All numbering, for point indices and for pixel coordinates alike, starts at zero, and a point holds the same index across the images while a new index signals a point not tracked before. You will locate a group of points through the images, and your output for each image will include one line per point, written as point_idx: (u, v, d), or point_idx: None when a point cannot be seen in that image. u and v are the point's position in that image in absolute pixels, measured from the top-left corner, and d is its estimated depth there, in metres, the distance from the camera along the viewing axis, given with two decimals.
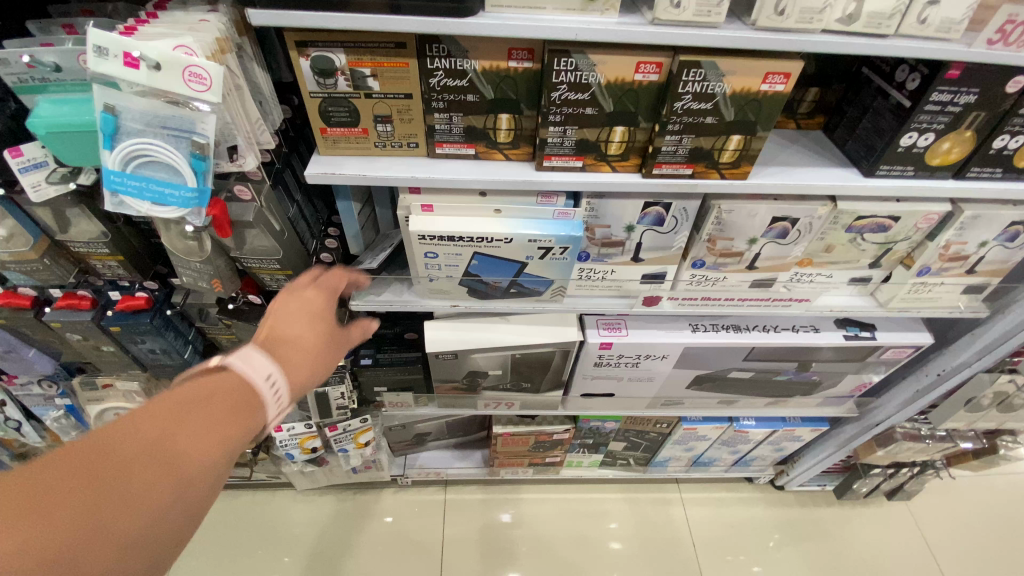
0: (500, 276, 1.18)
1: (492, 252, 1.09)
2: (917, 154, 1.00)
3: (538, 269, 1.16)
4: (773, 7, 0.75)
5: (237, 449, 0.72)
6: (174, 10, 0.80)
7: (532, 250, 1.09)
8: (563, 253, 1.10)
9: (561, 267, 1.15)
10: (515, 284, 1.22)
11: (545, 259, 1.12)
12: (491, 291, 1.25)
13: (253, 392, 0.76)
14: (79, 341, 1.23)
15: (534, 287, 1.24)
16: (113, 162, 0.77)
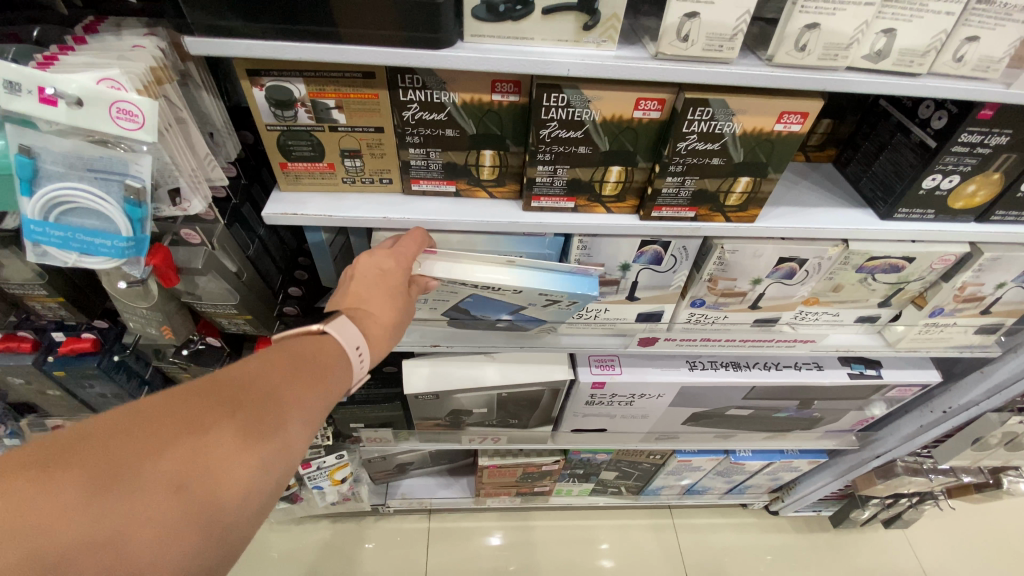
0: (491, 310, 1.08)
1: (491, 294, 0.98)
2: (939, 197, 0.92)
3: (533, 311, 1.06)
4: (792, 43, 0.66)
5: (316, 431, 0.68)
6: (105, 35, 0.70)
7: (538, 298, 0.98)
8: (569, 303, 0.99)
9: (556, 310, 1.05)
10: (504, 319, 1.12)
11: (546, 305, 1.02)
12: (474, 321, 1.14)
13: (342, 362, 0.73)
14: (22, 386, 1.11)
15: (523, 322, 1.14)
16: (32, 210, 0.66)
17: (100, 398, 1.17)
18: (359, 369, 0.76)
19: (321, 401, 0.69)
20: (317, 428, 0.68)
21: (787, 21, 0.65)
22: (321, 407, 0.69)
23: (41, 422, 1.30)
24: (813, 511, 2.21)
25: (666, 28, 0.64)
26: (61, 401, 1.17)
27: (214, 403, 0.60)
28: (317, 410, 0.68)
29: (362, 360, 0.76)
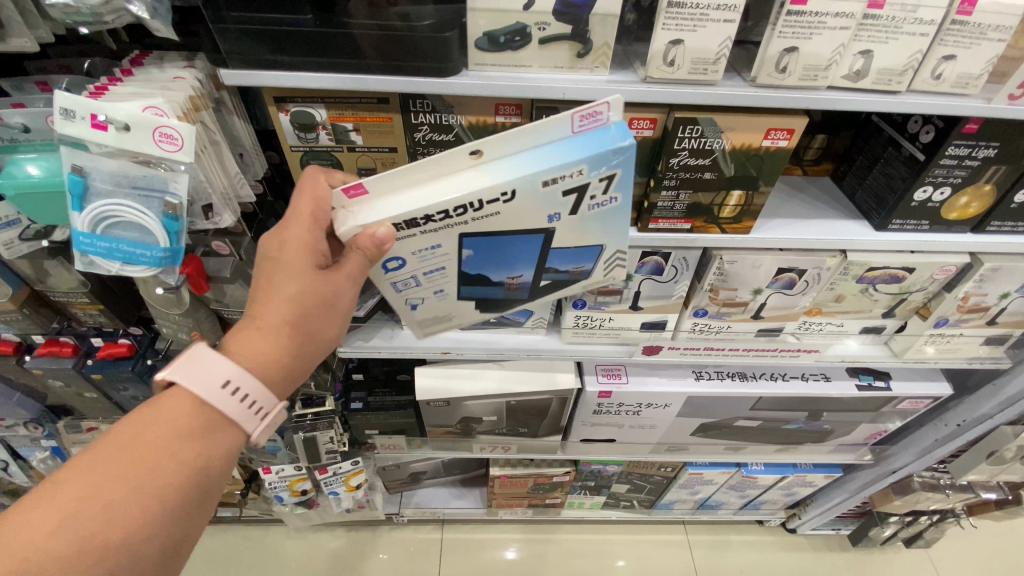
0: (519, 269, 0.86)
1: (498, 227, 0.75)
2: (932, 209, 0.95)
3: (580, 244, 0.81)
4: (773, 65, 0.71)
5: (203, 481, 0.70)
6: (150, 68, 0.79)
7: (563, 201, 0.73)
8: (606, 196, 0.73)
9: (614, 227, 0.79)
10: (546, 279, 0.89)
11: (591, 216, 0.77)
12: (515, 297, 0.94)
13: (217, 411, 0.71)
14: (61, 388, 1.18)
15: (580, 277, 0.89)
16: (82, 223, 0.74)
17: (132, 400, 1.24)
18: (246, 407, 0.71)
19: (199, 455, 0.69)
20: (201, 478, 0.69)
21: (766, 45, 0.70)
22: (200, 464, 0.69)
23: (77, 424, 1.38)
24: (831, 529, 2.16)
25: (653, 54, 0.70)
26: (97, 404, 1.24)
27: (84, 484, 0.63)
28: (198, 463, 0.69)
29: (253, 399, 0.72)
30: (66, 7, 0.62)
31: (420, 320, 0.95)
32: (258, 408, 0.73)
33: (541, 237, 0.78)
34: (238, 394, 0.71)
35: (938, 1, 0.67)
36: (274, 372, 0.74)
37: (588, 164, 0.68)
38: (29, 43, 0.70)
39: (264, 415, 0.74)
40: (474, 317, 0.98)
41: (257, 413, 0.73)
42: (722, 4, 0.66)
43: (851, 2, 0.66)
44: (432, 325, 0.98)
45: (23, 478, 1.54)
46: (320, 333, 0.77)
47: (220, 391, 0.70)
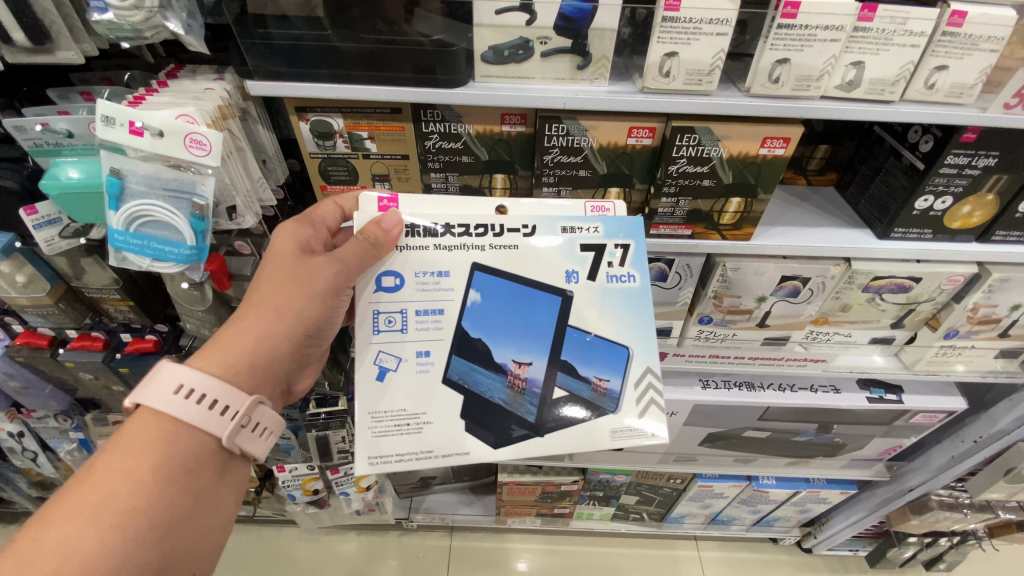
0: (529, 354, 0.78)
1: (511, 268, 0.79)
2: (934, 218, 0.96)
3: (599, 336, 0.78)
4: (766, 76, 0.74)
5: (170, 499, 0.69)
6: (184, 80, 0.85)
7: (579, 257, 0.80)
8: (624, 270, 0.80)
9: (638, 322, 0.80)
10: (561, 389, 0.78)
11: (609, 300, 0.80)
12: (517, 411, 0.79)
13: (180, 423, 0.72)
14: (91, 380, 1.24)
15: (602, 401, 0.78)
16: (117, 222, 0.80)
17: None
18: (207, 412, 0.72)
19: (162, 472, 0.69)
20: (166, 494, 0.69)
21: (759, 57, 0.73)
22: (165, 480, 0.69)
23: (104, 417, 1.44)
24: (848, 551, 2.09)
25: (650, 65, 0.74)
26: (123, 397, 1.30)
27: (57, 517, 0.64)
28: (162, 479, 0.69)
29: (212, 397, 0.73)
30: (111, 23, 0.69)
31: (385, 407, 0.77)
32: (223, 407, 0.74)
33: (555, 302, 0.78)
34: (195, 397, 0.72)
35: (927, 14, 0.70)
36: (241, 364, 0.77)
37: (606, 224, 0.80)
38: (75, 56, 0.77)
39: (232, 416, 0.74)
40: (454, 441, 0.78)
41: (221, 413, 0.73)
42: (714, 18, 0.69)
43: (841, 15, 0.69)
44: (398, 427, 0.77)
45: (50, 469, 1.60)
46: (294, 322, 0.81)
47: (175, 399, 0.71)
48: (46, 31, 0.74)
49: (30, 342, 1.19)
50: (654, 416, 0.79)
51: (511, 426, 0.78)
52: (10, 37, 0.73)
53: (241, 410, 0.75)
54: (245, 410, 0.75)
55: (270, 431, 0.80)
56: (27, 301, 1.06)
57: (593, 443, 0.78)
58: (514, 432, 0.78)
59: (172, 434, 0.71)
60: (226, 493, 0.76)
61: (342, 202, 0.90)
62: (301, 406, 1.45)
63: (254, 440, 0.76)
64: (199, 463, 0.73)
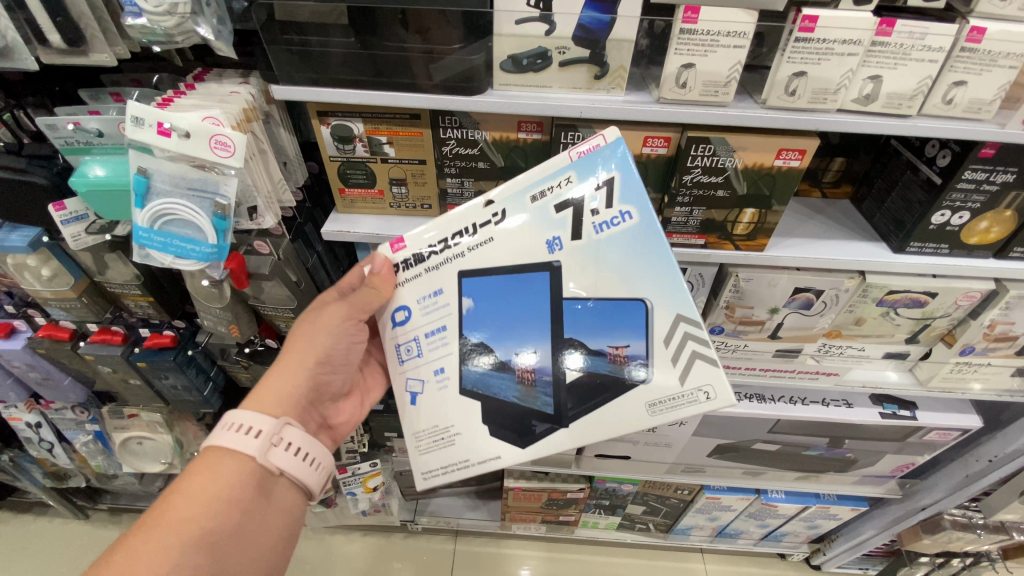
0: (531, 343, 0.77)
1: (490, 260, 0.78)
2: (951, 232, 0.95)
3: (604, 297, 0.73)
4: (782, 88, 0.75)
5: (221, 511, 0.74)
6: (210, 83, 0.88)
7: (559, 220, 0.75)
8: (614, 211, 0.73)
9: (653, 270, 0.72)
10: (575, 369, 0.75)
11: (606, 254, 0.73)
12: (535, 406, 0.77)
13: (230, 450, 0.78)
14: (109, 374, 1.27)
15: (626, 369, 0.73)
16: (142, 219, 0.82)
17: (171, 390, 1.31)
18: (252, 437, 0.79)
19: (213, 489, 0.75)
20: (216, 506, 0.74)
21: (776, 70, 0.74)
22: (216, 493, 0.75)
23: (119, 410, 1.46)
24: (858, 569, 2.05)
25: (667, 76, 0.75)
26: (139, 390, 1.32)
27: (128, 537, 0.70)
28: (213, 495, 0.74)
29: (249, 422, 0.80)
30: (144, 27, 0.71)
31: (416, 425, 0.86)
32: (256, 431, 0.79)
33: (544, 277, 0.75)
34: (241, 427, 0.79)
35: (945, 29, 0.70)
36: (270, 395, 0.84)
37: (577, 173, 0.74)
38: (108, 58, 0.79)
39: (263, 437, 0.79)
40: (486, 447, 0.82)
41: (252, 435, 0.79)
42: (731, 30, 0.70)
43: (859, 30, 0.70)
44: (430, 443, 0.85)
45: (65, 460, 1.63)
46: (311, 353, 0.88)
47: (225, 431, 0.79)
48: (81, 34, 0.76)
49: (51, 334, 1.21)
50: (705, 372, 0.70)
51: (532, 423, 0.77)
52: (47, 39, 0.76)
53: (270, 430, 0.80)
54: (275, 429, 0.80)
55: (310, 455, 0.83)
56: (51, 294, 1.09)
57: (634, 420, 0.73)
58: (538, 427, 0.77)
59: (217, 462, 0.77)
60: (273, 517, 0.79)
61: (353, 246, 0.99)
62: None
63: (290, 458, 0.81)
64: (248, 481, 0.78)
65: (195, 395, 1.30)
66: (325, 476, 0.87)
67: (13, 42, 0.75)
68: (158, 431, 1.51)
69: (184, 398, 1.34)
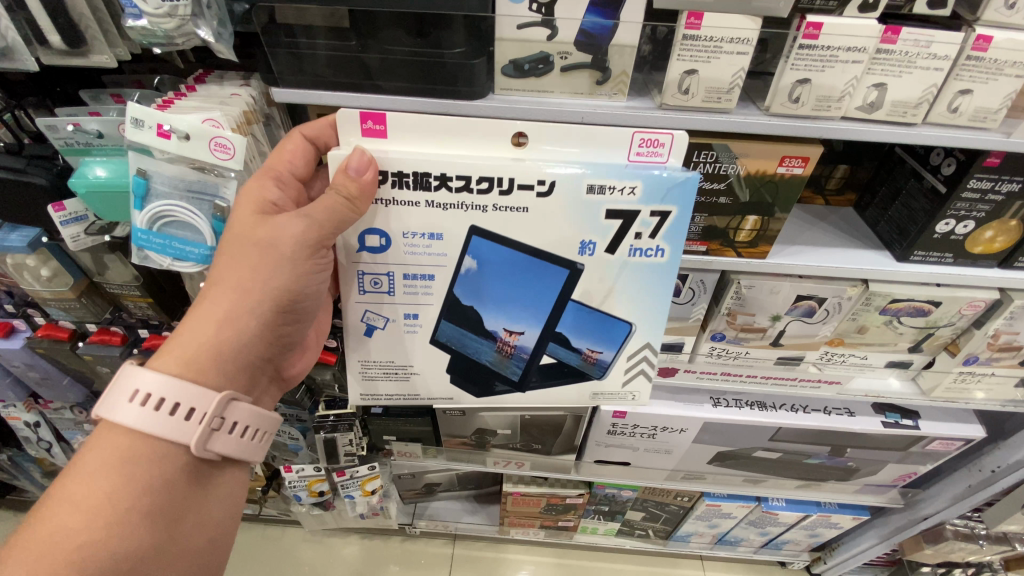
0: (522, 325, 0.82)
1: (515, 237, 0.75)
2: (955, 241, 0.95)
3: (602, 312, 0.81)
4: (786, 95, 0.75)
5: (137, 501, 0.69)
6: (211, 85, 0.88)
7: (602, 226, 0.74)
8: (653, 243, 0.76)
9: (647, 300, 0.81)
10: (549, 356, 0.85)
11: (626, 265, 0.78)
12: (502, 369, 0.88)
13: (143, 431, 0.70)
14: (108, 374, 1.26)
15: (589, 368, 0.87)
16: (141, 221, 0.80)
17: None
18: (167, 416, 0.70)
19: (124, 477, 0.68)
20: (129, 493, 0.68)
21: (780, 77, 0.73)
22: (127, 482, 0.68)
23: None
24: None
25: (669, 82, 0.74)
26: None
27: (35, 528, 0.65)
28: (125, 482, 0.68)
29: (169, 399, 0.70)
30: (144, 29, 0.71)
31: (374, 358, 0.86)
32: (189, 411, 0.71)
33: (563, 274, 0.77)
34: (158, 403, 0.70)
35: (951, 37, 0.69)
36: (206, 355, 0.73)
37: (644, 186, 0.72)
38: (108, 59, 0.79)
39: (201, 420, 0.72)
40: (442, 391, 0.90)
41: (187, 418, 0.71)
42: (734, 37, 0.70)
43: (864, 37, 0.69)
44: (393, 377, 0.89)
45: (63, 459, 1.63)
46: (268, 297, 0.74)
47: (136, 408, 0.70)
48: (81, 35, 0.76)
49: (51, 334, 1.21)
50: (640, 382, 0.90)
51: (495, 383, 0.89)
52: (47, 40, 0.75)
53: (210, 412, 0.72)
54: (209, 408, 0.72)
55: (252, 428, 0.78)
56: (50, 295, 1.08)
57: (577, 398, 0.91)
58: (499, 386, 0.90)
59: (130, 447, 0.70)
60: (213, 497, 0.77)
61: (304, 131, 0.82)
62: (310, 407, 1.46)
63: (231, 439, 0.75)
64: (165, 462, 0.71)
65: None
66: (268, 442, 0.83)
67: (13, 43, 0.75)
68: None
69: None
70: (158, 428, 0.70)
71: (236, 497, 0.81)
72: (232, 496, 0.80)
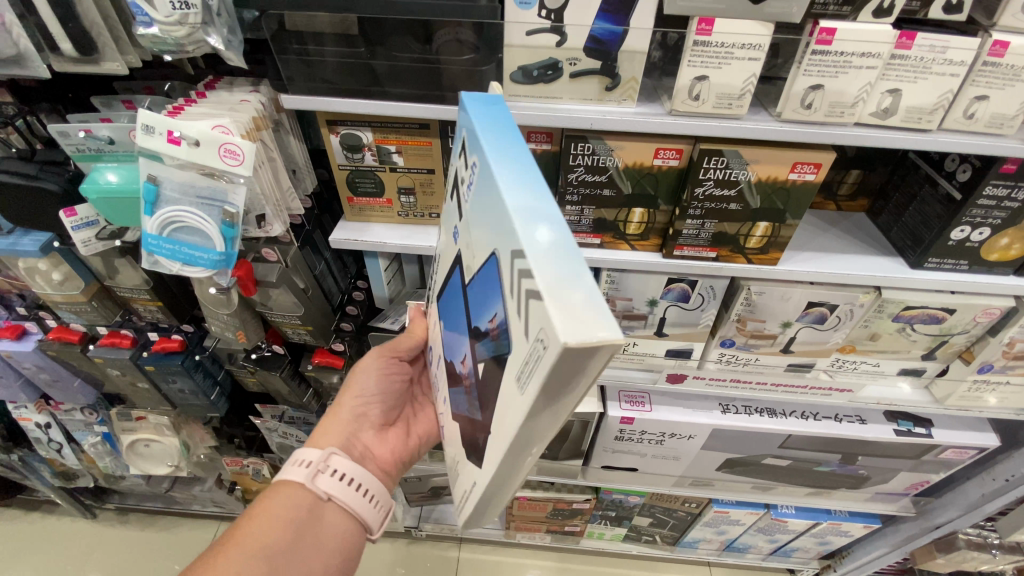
0: (461, 346, 0.61)
1: (441, 277, 0.73)
2: (970, 248, 0.93)
3: (478, 270, 0.52)
4: (798, 101, 0.74)
5: (277, 531, 0.77)
6: (221, 91, 0.88)
7: (452, 213, 0.65)
8: (469, 168, 0.56)
9: (494, 202, 0.47)
10: (481, 361, 0.54)
11: (474, 208, 0.54)
12: (473, 415, 0.59)
13: (286, 479, 0.82)
14: (118, 376, 1.27)
15: (501, 346, 0.47)
16: (151, 227, 0.82)
17: (179, 394, 1.32)
18: (300, 466, 0.83)
19: (271, 509, 0.78)
20: (274, 522, 0.77)
21: (791, 83, 0.73)
22: (274, 513, 0.78)
23: (127, 413, 1.48)
24: None
25: (680, 88, 0.74)
26: (147, 394, 1.33)
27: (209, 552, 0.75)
28: (273, 513, 0.78)
29: (297, 456, 0.85)
30: (155, 37, 0.71)
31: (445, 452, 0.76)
32: (307, 461, 0.84)
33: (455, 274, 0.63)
34: (293, 461, 0.84)
35: (967, 43, 0.68)
36: (316, 436, 0.92)
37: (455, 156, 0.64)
38: (119, 67, 0.79)
39: (310, 465, 0.83)
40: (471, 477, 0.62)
41: (303, 465, 0.83)
42: (745, 43, 0.69)
43: (877, 43, 0.68)
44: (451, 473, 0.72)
45: (74, 460, 1.65)
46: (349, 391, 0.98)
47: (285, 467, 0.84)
48: (93, 43, 0.77)
49: (63, 336, 1.22)
50: (538, 311, 0.37)
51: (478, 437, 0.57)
52: (59, 47, 0.76)
53: (317, 459, 0.84)
54: (321, 458, 0.84)
55: (359, 484, 0.85)
56: (62, 298, 1.10)
57: (513, 410, 0.44)
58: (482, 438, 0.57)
59: (276, 490, 0.81)
60: (326, 539, 0.80)
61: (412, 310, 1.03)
62: (317, 412, 1.44)
63: (336, 484, 0.83)
64: (301, 504, 0.80)
65: (202, 398, 1.32)
66: (377, 507, 0.86)
67: (26, 50, 0.76)
68: (166, 433, 1.52)
69: (192, 402, 1.34)
70: (283, 474, 0.82)
71: (350, 545, 0.82)
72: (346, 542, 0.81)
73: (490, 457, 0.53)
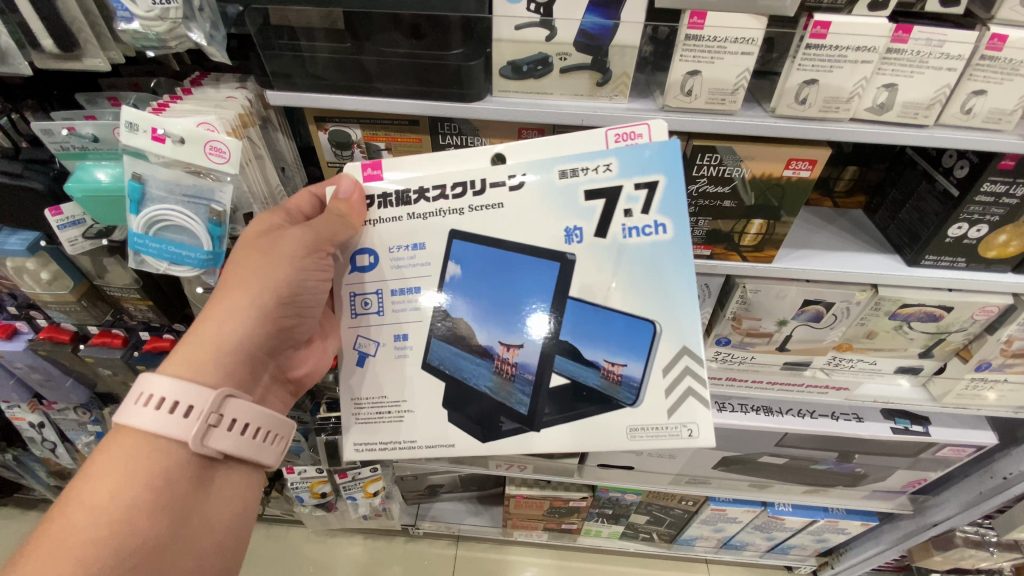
0: (520, 336, 0.74)
1: (497, 234, 0.74)
2: (968, 246, 0.92)
3: (621, 316, 0.71)
4: (793, 96, 0.73)
5: (149, 495, 0.69)
6: (206, 88, 0.87)
7: (585, 209, 0.72)
8: (648, 219, 0.71)
9: (672, 293, 0.71)
10: (563, 375, 0.74)
11: (652, 260, 0.71)
12: (507, 402, 0.77)
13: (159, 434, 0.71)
14: (109, 376, 1.26)
15: (615, 390, 0.73)
16: (136, 225, 0.80)
17: None
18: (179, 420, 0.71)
19: (139, 474, 0.69)
20: (141, 486, 0.69)
21: (786, 78, 0.71)
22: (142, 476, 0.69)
23: None
24: None
25: (671, 83, 0.73)
26: None
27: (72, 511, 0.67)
28: (141, 477, 0.69)
29: (175, 400, 0.71)
30: (136, 32, 0.70)
31: (367, 393, 0.80)
32: (187, 409, 0.72)
33: (551, 268, 0.72)
34: (172, 407, 0.71)
35: (965, 37, 0.67)
36: (207, 354, 0.75)
37: (619, 160, 0.70)
38: (101, 63, 0.78)
39: (199, 418, 0.72)
40: (438, 432, 0.79)
41: (190, 417, 0.71)
42: (739, 37, 0.68)
43: (872, 37, 0.67)
44: (378, 416, 0.81)
45: (68, 459, 1.64)
46: (267, 291, 0.77)
47: (157, 411, 0.71)
48: (74, 39, 0.75)
49: (53, 336, 1.21)
50: (692, 410, 0.72)
51: (501, 420, 0.76)
52: (40, 44, 0.75)
53: (208, 410, 0.72)
54: (212, 408, 0.73)
55: (260, 429, 0.78)
56: (51, 297, 1.09)
57: (612, 441, 0.75)
58: (505, 425, 0.77)
59: (147, 445, 0.71)
60: (218, 495, 0.76)
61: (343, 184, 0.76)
62: (312, 409, 1.44)
63: (229, 438, 0.74)
64: (175, 461, 0.72)
65: None
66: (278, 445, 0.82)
67: (6, 47, 0.75)
68: None
69: None
70: (156, 427, 0.71)
71: (245, 492, 0.79)
72: (238, 503, 0.78)
73: (516, 442, 0.76)
